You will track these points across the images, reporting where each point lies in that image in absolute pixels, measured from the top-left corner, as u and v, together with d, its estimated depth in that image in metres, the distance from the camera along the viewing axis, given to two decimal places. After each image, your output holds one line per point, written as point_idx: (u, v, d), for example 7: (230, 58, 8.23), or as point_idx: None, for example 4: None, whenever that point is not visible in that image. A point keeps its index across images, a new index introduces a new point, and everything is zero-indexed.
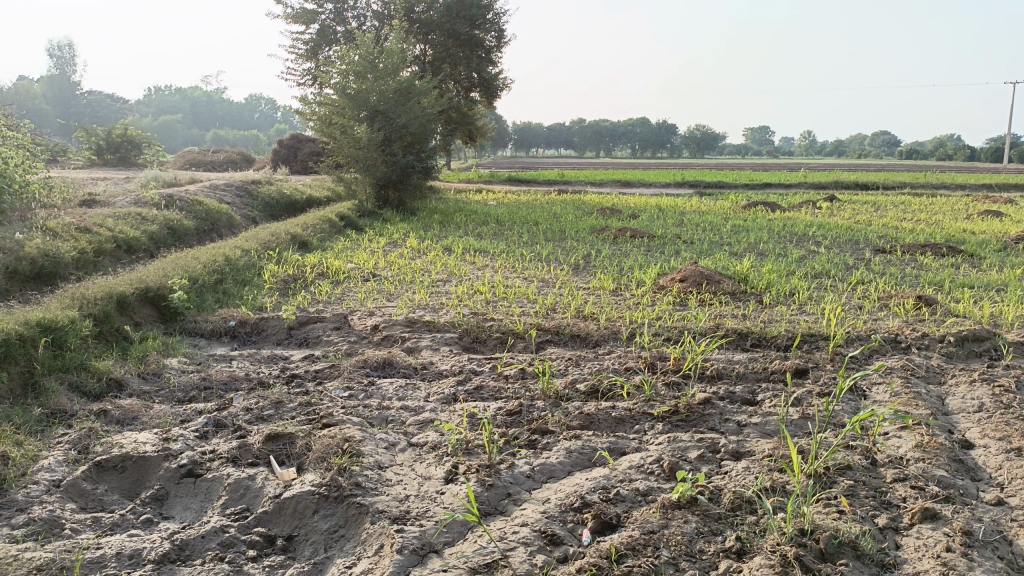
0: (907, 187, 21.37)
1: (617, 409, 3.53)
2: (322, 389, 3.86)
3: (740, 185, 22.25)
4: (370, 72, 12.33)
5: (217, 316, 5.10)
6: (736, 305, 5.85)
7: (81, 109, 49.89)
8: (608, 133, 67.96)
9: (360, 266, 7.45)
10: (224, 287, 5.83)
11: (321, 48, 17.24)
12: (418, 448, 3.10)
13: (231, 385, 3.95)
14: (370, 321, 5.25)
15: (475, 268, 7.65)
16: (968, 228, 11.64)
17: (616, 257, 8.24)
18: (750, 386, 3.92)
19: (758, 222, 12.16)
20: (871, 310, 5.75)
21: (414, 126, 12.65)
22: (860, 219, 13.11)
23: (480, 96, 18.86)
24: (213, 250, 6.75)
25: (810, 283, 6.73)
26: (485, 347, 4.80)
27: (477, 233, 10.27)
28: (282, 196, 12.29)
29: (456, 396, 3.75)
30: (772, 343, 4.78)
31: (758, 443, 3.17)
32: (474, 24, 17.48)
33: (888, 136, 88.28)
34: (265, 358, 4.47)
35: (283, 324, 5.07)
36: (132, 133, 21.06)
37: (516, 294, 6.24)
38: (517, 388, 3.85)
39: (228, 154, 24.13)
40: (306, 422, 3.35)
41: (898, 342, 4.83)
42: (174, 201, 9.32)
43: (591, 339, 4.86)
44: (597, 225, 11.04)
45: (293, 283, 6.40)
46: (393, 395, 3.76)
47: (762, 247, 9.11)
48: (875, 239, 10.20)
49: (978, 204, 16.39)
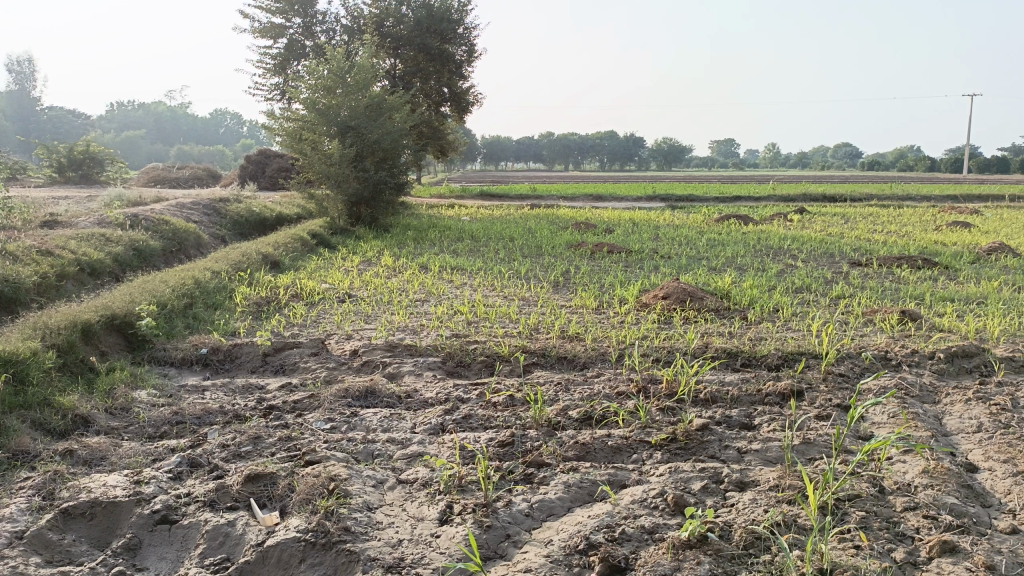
0: (874, 199, 21.65)
1: (612, 437, 3.39)
2: (302, 421, 3.68)
3: (711, 198, 22.38)
4: (340, 87, 12.15)
5: (188, 344, 4.88)
6: (721, 323, 5.76)
7: (41, 125, 48.92)
8: (577, 146, 68.28)
9: (335, 286, 7.25)
10: (195, 311, 5.61)
11: (289, 63, 17.01)
12: (408, 485, 2.93)
13: (206, 418, 3.75)
14: (348, 345, 5.07)
15: (453, 286, 7.49)
16: (939, 239, 11.75)
17: (595, 273, 8.13)
18: (746, 409, 3.81)
19: (733, 236, 12.17)
20: (857, 325, 5.69)
21: (386, 141, 12.47)
22: (832, 231, 13.19)
23: (451, 111, 18.75)
24: (183, 272, 6.52)
25: (793, 298, 6.68)
26: (470, 372, 4.64)
27: (452, 250, 10.11)
28: (251, 213, 12.03)
29: (444, 427, 3.58)
30: (762, 362, 4.69)
31: (762, 471, 3.05)
32: (445, 38, 17.39)
33: (849, 148, 89.79)
34: (241, 388, 4.27)
35: (258, 350, 4.87)
36: (95, 150, 20.60)
37: (497, 314, 6.09)
38: (506, 417, 3.69)
39: (194, 171, 23.74)
40: (287, 459, 3.17)
41: (888, 359, 4.76)
42: (140, 221, 9.05)
43: (578, 362, 4.72)
44: (573, 240, 10.95)
45: (266, 305, 6.18)
46: (378, 426, 3.59)
47: (740, 261, 9.07)
48: (850, 252, 10.22)
49: (945, 215, 16.63)
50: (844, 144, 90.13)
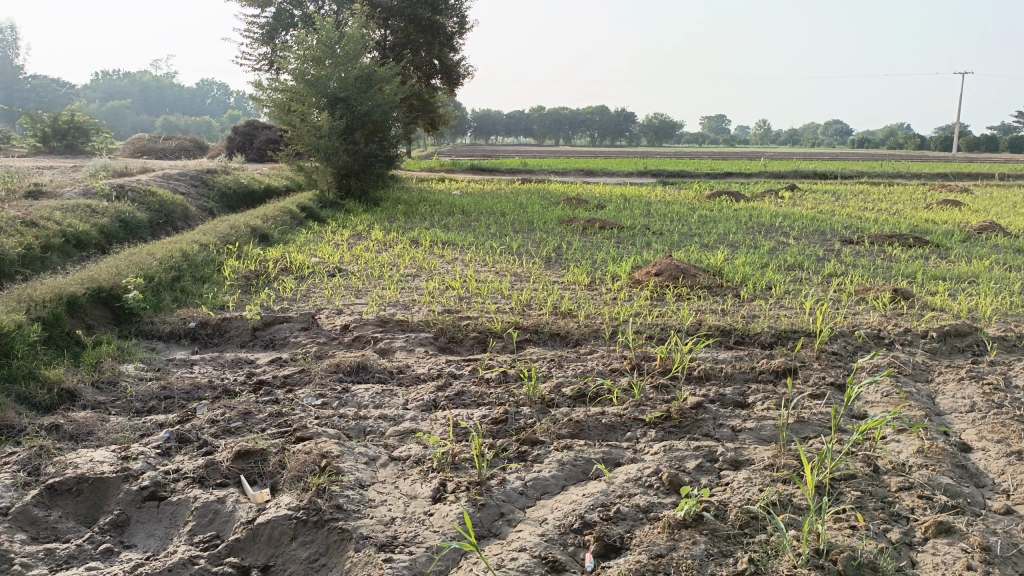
0: (865, 176, 21.64)
1: (606, 415, 3.36)
2: (293, 397, 3.63)
3: (702, 174, 22.32)
4: (329, 58, 11.96)
5: (176, 317, 4.81)
6: (714, 300, 5.74)
7: (24, 94, 48.17)
8: (568, 121, 67.87)
9: (325, 260, 7.18)
10: (183, 285, 5.53)
11: (277, 32, 16.74)
12: (400, 462, 2.90)
13: (194, 393, 3.69)
14: (338, 320, 5.01)
15: (444, 261, 7.43)
16: (930, 218, 11.76)
17: (587, 249, 8.09)
18: (740, 388, 3.78)
19: (724, 212, 12.13)
20: (850, 304, 5.69)
21: (376, 114, 12.31)
22: (823, 209, 13.17)
23: (442, 84, 18.55)
24: (170, 244, 6.43)
25: (785, 276, 6.67)
26: (461, 348, 4.60)
27: (443, 225, 10.04)
28: (239, 186, 11.89)
29: (437, 403, 3.55)
30: (755, 340, 4.67)
31: (757, 450, 3.04)
32: (436, 9, 17.13)
33: (840, 126, 89.71)
34: (230, 363, 4.22)
35: (248, 325, 4.81)
36: (80, 120, 20.30)
37: (489, 290, 6.05)
38: (499, 394, 3.66)
39: (181, 142, 23.45)
40: (277, 436, 3.12)
41: (881, 337, 4.75)
42: (126, 192, 8.92)
43: (571, 339, 4.69)
44: (564, 216, 10.88)
45: (255, 279, 6.11)
46: (369, 402, 3.55)
47: (732, 238, 9.05)
48: (841, 230, 10.21)
49: (935, 193, 16.65)
50: (834, 121, 90.06)
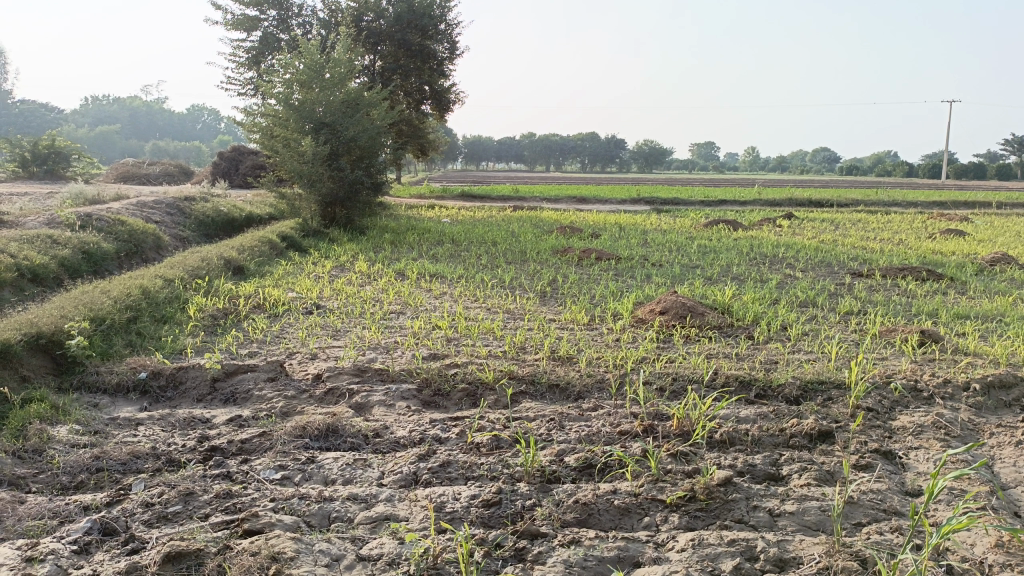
0: (861, 204, 21.32)
1: (618, 494, 2.83)
2: (248, 469, 3.08)
3: (696, 201, 21.93)
4: (316, 82, 11.49)
5: (126, 366, 4.26)
6: (727, 343, 5.23)
7: (12, 119, 47.78)
8: (559, 147, 67.78)
9: (302, 296, 6.65)
10: (139, 327, 5.00)
11: (263, 56, 16.32)
12: (369, 564, 2.35)
13: (132, 465, 3.14)
14: (311, 369, 4.47)
15: (431, 296, 6.90)
16: (936, 248, 11.33)
17: (584, 283, 7.57)
18: (771, 456, 3.26)
19: (724, 242, 11.67)
20: (875, 347, 5.19)
21: (363, 139, 11.83)
22: (824, 237, 12.76)
23: (432, 110, 18.14)
24: (129, 280, 5.89)
25: (800, 314, 6.17)
26: (448, 402, 4.06)
27: (432, 255, 9.53)
28: (219, 213, 11.38)
29: (417, 478, 3.01)
30: (779, 393, 4.15)
31: (804, 544, 2.51)
32: (427, 34, 16.76)
33: (828, 153, 90.34)
34: (181, 423, 3.67)
35: (206, 375, 4.26)
36: (60, 144, 19.79)
37: (480, 330, 5.52)
38: (492, 465, 3.12)
39: (165, 166, 22.95)
40: (220, 527, 2.58)
41: (919, 390, 4.23)
42: (92, 221, 8.37)
43: (572, 391, 4.17)
44: (559, 245, 10.38)
45: (222, 319, 5.57)
46: (337, 477, 3.00)
47: (736, 271, 8.58)
48: (848, 261, 9.77)
49: (937, 221, 16.27)
50: (822, 150, 90.77)
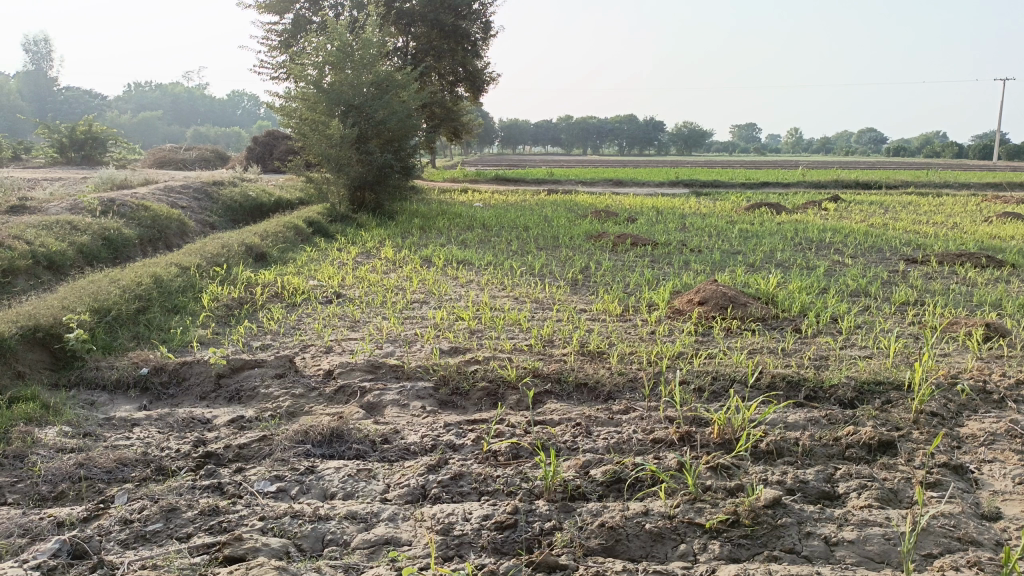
0: (911, 186, 20.54)
1: (650, 516, 2.49)
2: (242, 480, 2.80)
3: (737, 184, 21.33)
4: (346, 64, 11.20)
5: (127, 362, 4.04)
6: (771, 337, 4.83)
7: (57, 106, 48.63)
8: (596, 130, 66.98)
9: (323, 284, 6.39)
10: (146, 319, 4.80)
11: (294, 39, 16.11)
12: None
13: (118, 473, 2.88)
14: (323, 364, 4.19)
15: (456, 284, 6.59)
16: (994, 232, 10.72)
17: (618, 271, 7.20)
18: (825, 470, 2.88)
19: (767, 226, 11.17)
20: (937, 343, 4.74)
21: (392, 121, 11.52)
22: (873, 221, 12.21)
23: (466, 92, 17.79)
24: (142, 268, 5.69)
25: (851, 305, 5.74)
26: (467, 403, 3.75)
27: (461, 241, 9.23)
28: (247, 198, 11.21)
29: (426, 492, 2.71)
30: (832, 395, 3.75)
31: None
32: (460, 14, 16.37)
33: (873, 134, 87.93)
34: (180, 424, 3.41)
35: (210, 371, 4.00)
36: (97, 131, 19.88)
37: (505, 322, 5.19)
38: (509, 477, 2.79)
39: (201, 151, 22.99)
40: (199, 551, 2.31)
41: (989, 393, 3.80)
42: (115, 206, 8.22)
43: (601, 391, 3.82)
44: (593, 230, 10.02)
45: (237, 309, 5.32)
46: (337, 491, 2.72)
47: (781, 257, 8.12)
48: (900, 246, 9.24)
49: (992, 204, 15.51)
50: (867, 131, 88.51)
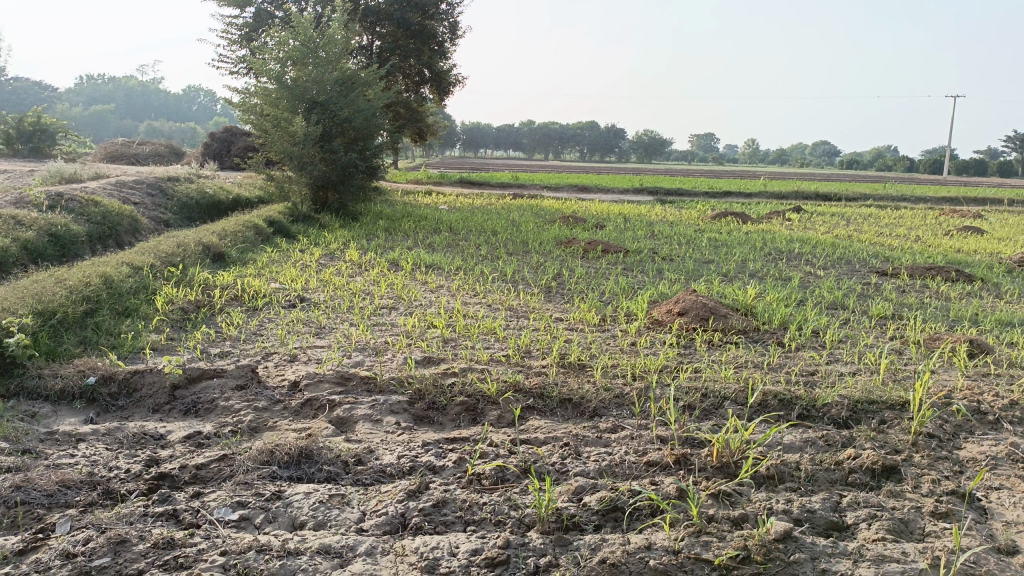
0: (869, 199, 20.83)
1: (653, 551, 2.29)
2: (201, 506, 2.53)
3: (701, 192, 21.41)
4: (310, 60, 10.86)
5: (73, 370, 3.72)
6: (755, 351, 4.68)
7: (4, 96, 46.96)
8: (558, 135, 67.08)
9: (286, 287, 6.09)
10: (95, 323, 4.46)
11: (256, 34, 15.66)
12: None
13: (60, 498, 2.58)
14: (289, 374, 3.91)
15: (426, 290, 6.33)
16: (957, 246, 10.81)
17: (592, 278, 7.02)
18: (831, 497, 2.72)
19: (734, 235, 11.11)
20: (923, 359, 4.64)
21: (357, 120, 11.22)
22: (839, 232, 12.26)
23: (431, 93, 17.52)
24: (91, 266, 5.33)
25: (832, 319, 5.63)
26: (445, 418, 3.51)
27: (428, 244, 8.98)
28: (204, 195, 10.79)
29: (405, 522, 2.47)
30: (825, 415, 3.61)
31: None
32: (427, 14, 16.11)
33: (828, 147, 89.69)
34: (131, 440, 3.11)
35: (164, 381, 3.70)
36: (47, 121, 19.12)
37: (480, 330, 4.96)
38: (496, 504, 2.57)
39: (156, 146, 22.30)
40: None
41: (984, 414, 3.69)
42: (63, 200, 7.79)
43: (586, 408, 3.62)
44: (562, 236, 9.84)
45: (194, 312, 5.00)
46: (308, 520, 2.46)
47: (754, 267, 8.03)
48: (868, 258, 9.23)
49: (950, 218, 15.75)
50: (822, 144, 90.27)
